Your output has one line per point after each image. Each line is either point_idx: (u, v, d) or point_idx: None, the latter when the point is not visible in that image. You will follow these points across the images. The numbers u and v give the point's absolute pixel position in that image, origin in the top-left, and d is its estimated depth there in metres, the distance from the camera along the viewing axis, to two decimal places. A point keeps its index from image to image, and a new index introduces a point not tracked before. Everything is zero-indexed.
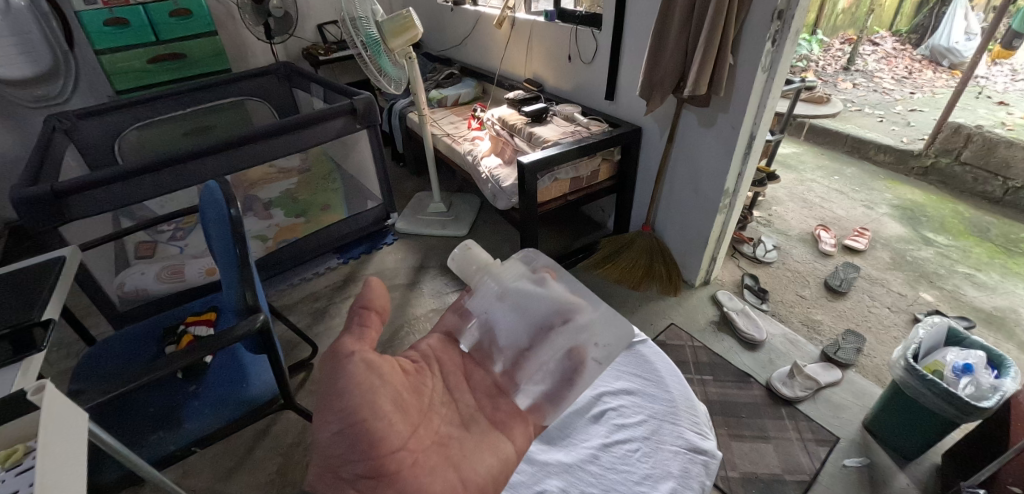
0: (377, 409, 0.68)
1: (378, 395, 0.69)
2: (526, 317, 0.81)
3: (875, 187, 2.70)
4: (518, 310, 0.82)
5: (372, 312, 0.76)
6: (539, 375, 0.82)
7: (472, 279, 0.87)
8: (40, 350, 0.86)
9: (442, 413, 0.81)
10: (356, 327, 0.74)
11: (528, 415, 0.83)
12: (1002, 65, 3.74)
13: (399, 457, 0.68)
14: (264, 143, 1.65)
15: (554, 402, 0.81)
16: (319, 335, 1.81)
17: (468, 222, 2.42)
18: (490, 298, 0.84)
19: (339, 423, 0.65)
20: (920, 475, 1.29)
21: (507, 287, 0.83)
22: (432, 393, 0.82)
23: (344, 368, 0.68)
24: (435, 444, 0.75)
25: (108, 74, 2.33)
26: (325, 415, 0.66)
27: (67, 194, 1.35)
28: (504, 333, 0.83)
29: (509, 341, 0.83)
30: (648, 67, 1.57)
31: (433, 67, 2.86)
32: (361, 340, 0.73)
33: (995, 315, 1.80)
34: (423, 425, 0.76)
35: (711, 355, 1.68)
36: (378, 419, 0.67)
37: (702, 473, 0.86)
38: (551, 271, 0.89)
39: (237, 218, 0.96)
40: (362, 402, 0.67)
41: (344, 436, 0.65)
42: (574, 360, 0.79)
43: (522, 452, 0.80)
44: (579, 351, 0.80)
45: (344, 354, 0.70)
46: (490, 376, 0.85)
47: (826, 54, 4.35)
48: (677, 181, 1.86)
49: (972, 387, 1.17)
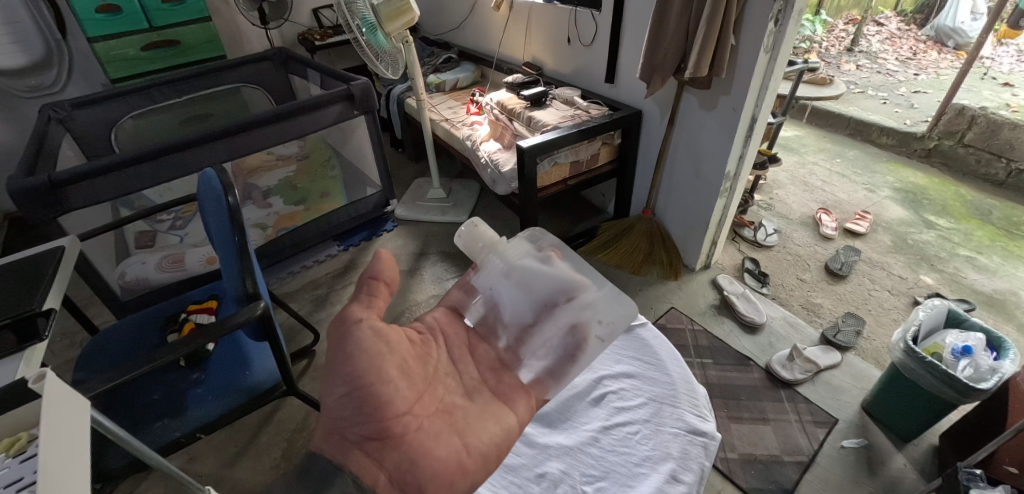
0: (383, 375, 0.71)
1: (385, 361, 0.72)
2: (530, 295, 0.82)
3: (878, 170, 2.68)
4: (522, 287, 0.82)
5: (381, 283, 0.77)
6: (542, 350, 0.82)
7: (478, 256, 0.87)
8: (42, 340, 0.86)
9: (447, 383, 0.81)
10: (364, 296, 0.75)
11: (531, 389, 0.82)
12: (1008, 46, 3.68)
13: (405, 421, 0.71)
14: (262, 129, 1.63)
15: (557, 377, 0.80)
16: (321, 323, 1.81)
17: (468, 207, 2.41)
18: (496, 275, 0.84)
19: (346, 386, 0.68)
20: (917, 456, 1.31)
21: (513, 264, 0.84)
22: (437, 363, 0.82)
23: (352, 334, 0.71)
24: (439, 411, 0.76)
25: (102, 62, 2.30)
26: (332, 379, 0.70)
27: (65, 184, 1.33)
28: (508, 310, 0.83)
29: (513, 317, 0.83)
30: (648, 48, 1.54)
31: (430, 51, 2.82)
32: (369, 308, 0.75)
33: (995, 298, 1.80)
34: (428, 392, 0.77)
35: (711, 339, 1.68)
36: (384, 384, 0.70)
37: (701, 455, 0.87)
38: (557, 250, 0.89)
39: (235, 206, 0.95)
40: (368, 367, 0.70)
41: (351, 399, 0.68)
42: (576, 336, 0.79)
43: (524, 425, 0.79)
44: (582, 328, 0.80)
45: (352, 321, 0.73)
46: (494, 351, 0.85)
47: (830, 36, 4.28)
48: (678, 165, 1.84)
49: (971, 369, 1.17)
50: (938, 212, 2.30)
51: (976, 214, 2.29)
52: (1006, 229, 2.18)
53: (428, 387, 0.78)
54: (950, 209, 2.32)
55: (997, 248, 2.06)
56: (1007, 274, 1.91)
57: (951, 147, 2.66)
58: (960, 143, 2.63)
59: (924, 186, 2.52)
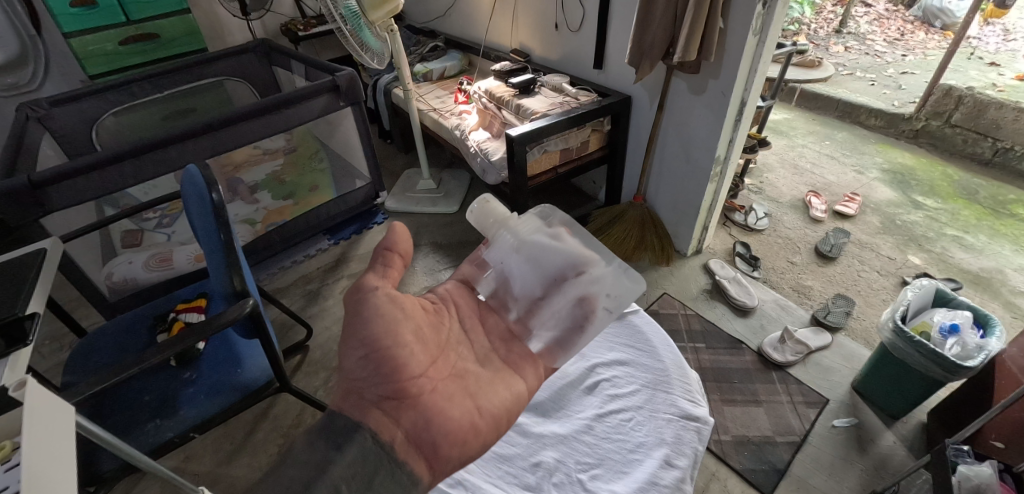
0: (399, 338, 0.71)
1: (400, 326, 0.72)
2: (539, 269, 0.82)
3: (866, 151, 2.70)
4: (531, 262, 0.82)
5: (397, 254, 0.76)
6: (552, 321, 0.81)
7: (489, 232, 0.87)
8: (28, 344, 0.85)
9: (460, 351, 0.81)
10: (379, 266, 0.74)
11: (540, 358, 0.82)
12: (994, 25, 3.70)
13: (420, 383, 0.71)
14: (245, 124, 1.59)
15: (565, 348, 0.80)
16: (313, 317, 1.80)
17: (458, 198, 2.39)
18: (506, 250, 0.84)
19: (364, 348, 0.69)
20: (907, 433, 1.33)
21: (523, 239, 0.84)
22: (449, 332, 0.82)
23: (367, 299, 0.72)
24: (452, 376, 0.75)
25: (79, 58, 2.23)
26: (350, 343, 0.70)
27: (46, 185, 1.30)
28: (517, 284, 0.83)
29: (523, 290, 0.83)
30: (636, 33, 1.53)
31: (417, 39, 2.76)
32: (384, 277, 0.75)
33: (982, 276, 1.83)
34: (441, 357, 0.77)
35: (703, 323, 1.70)
36: (400, 347, 0.70)
37: (695, 439, 0.88)
38: (567, 226, 0.88)
39: (219, 202, 0.93)
40: (385, 331, 0.71)
41: (368, 361, 0.69)
42: (584, 309, 0.79)
43: (534, 391, 0.80)
44: (590, 300, 0.79)
45: (367, 289, 0.73)
46: (504, 321, 0.85)
47: (818, 18, 4.28)
48: (668, 150, 1.84)
49: (958, 347, 1.18)
50: (926, 192, 2.33)
51: (963, 193, 2.31)
52: (992, 207, 2.21)
53: (442, 353, 0.77)
54: (937, 189, 2.34)
55: (984, 227, 2.08)
56: (994, 252, 1.94)
57: (938, 128, 2.68)
58: (947, 123, 2.64)
59: (912, 167, 2.54)
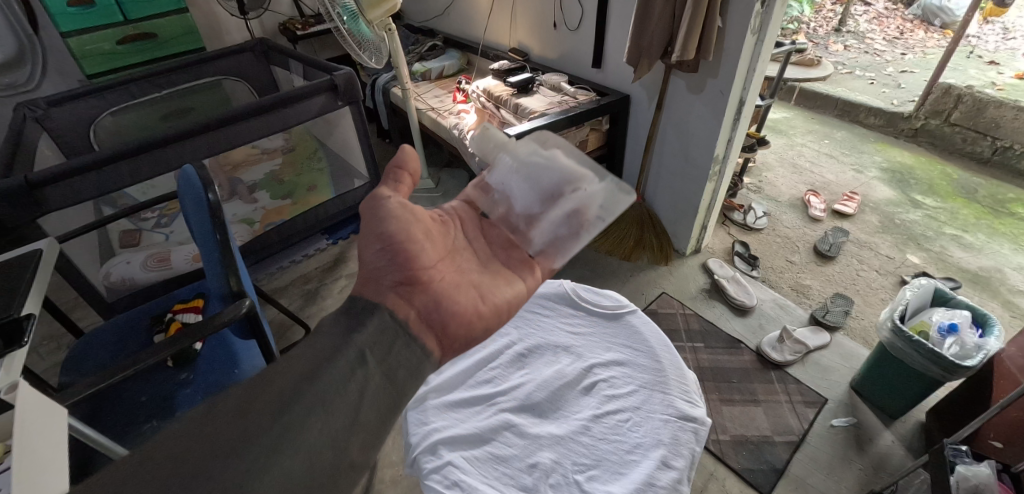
0: (412, 236, 0.69)
1: (413, 227, 0.71)
2: (537, 185, 0.83)
3: (865, 150, 2.70)
4: (529, 179, 0.83)
5: (406, 172, 0.75)
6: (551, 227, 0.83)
7: (490, 157, 0.88)
8: (22, 346, 0.83)
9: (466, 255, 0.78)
10: (389, 181, 0.73)
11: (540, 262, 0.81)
12: (994, 24, 3.70)
13: (430, 273, 0.68)
14: (243, 123, 1.59)
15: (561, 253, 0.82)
16: (311, 317, 1.79)
17: (457, 197, 2.38)
18: (506, 171, 0.85)
19: (380, 242, 0.67)
20: (905, 433, 1.33)
21: (522, 160, 0.85)
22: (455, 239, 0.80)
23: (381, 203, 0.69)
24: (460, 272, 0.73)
25: (76, 57, 2.22)
26: (366, 240, 0.68)
27: (42, 185, 1.29)
28: (517, 198, 0.84)
29: (523, 207, 0.84)
30: (635, 32, 1.52)
31: (415, 39, 2.76)
32: (395, 190, 0.73)
33: (981, 275, 1.83)
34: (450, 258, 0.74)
35: (702, 322, 1.70)
36: (412, 242, 0.68)
37: (691, 440, 0.89)
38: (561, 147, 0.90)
39: (216, 203, 0.93)
40: (399, 230, 0.69)
41: (383, 252, 0.66)
42: (578, 219, 0.81)
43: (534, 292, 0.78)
44: (581, 211, 0.82)
45: (380, 197, 0.70)
46: (506, 232, 0.84)
47: (817, 16, 4.27)
48: (666, 150, 1.83)
49: (957, 346, 1.18)
50: (925, 191, 2.32)
51: (961, 192, 2.31)
52: (991, 206, 2.21)
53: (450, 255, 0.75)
54: (936, 188, 2.34)
55: (982, 226, 2.08)
56: (993, 252, 1.94)
57: (937, 127, 2.67)
58: (946, 122, 2.64)
59: (911, 165, 2.53)
